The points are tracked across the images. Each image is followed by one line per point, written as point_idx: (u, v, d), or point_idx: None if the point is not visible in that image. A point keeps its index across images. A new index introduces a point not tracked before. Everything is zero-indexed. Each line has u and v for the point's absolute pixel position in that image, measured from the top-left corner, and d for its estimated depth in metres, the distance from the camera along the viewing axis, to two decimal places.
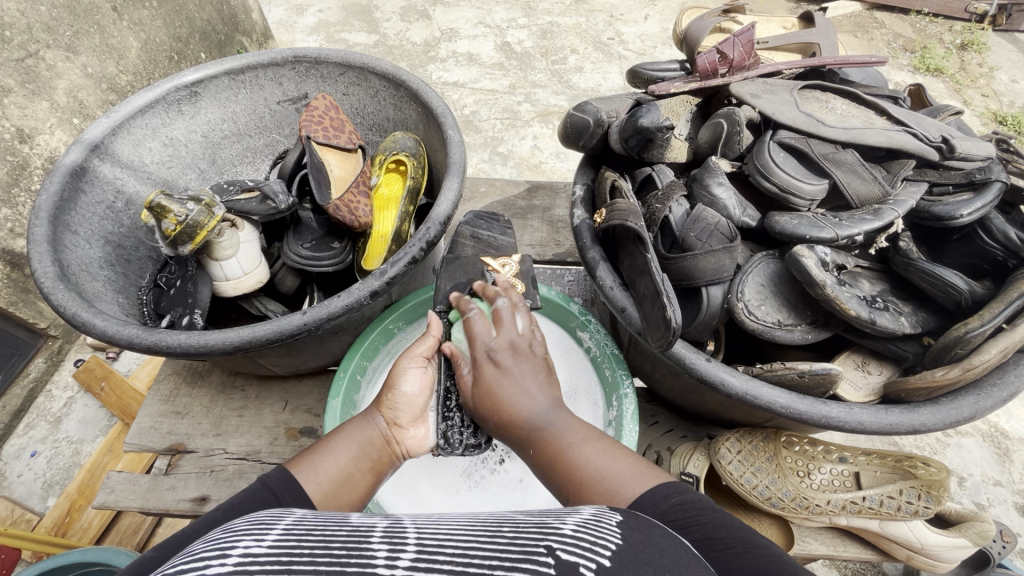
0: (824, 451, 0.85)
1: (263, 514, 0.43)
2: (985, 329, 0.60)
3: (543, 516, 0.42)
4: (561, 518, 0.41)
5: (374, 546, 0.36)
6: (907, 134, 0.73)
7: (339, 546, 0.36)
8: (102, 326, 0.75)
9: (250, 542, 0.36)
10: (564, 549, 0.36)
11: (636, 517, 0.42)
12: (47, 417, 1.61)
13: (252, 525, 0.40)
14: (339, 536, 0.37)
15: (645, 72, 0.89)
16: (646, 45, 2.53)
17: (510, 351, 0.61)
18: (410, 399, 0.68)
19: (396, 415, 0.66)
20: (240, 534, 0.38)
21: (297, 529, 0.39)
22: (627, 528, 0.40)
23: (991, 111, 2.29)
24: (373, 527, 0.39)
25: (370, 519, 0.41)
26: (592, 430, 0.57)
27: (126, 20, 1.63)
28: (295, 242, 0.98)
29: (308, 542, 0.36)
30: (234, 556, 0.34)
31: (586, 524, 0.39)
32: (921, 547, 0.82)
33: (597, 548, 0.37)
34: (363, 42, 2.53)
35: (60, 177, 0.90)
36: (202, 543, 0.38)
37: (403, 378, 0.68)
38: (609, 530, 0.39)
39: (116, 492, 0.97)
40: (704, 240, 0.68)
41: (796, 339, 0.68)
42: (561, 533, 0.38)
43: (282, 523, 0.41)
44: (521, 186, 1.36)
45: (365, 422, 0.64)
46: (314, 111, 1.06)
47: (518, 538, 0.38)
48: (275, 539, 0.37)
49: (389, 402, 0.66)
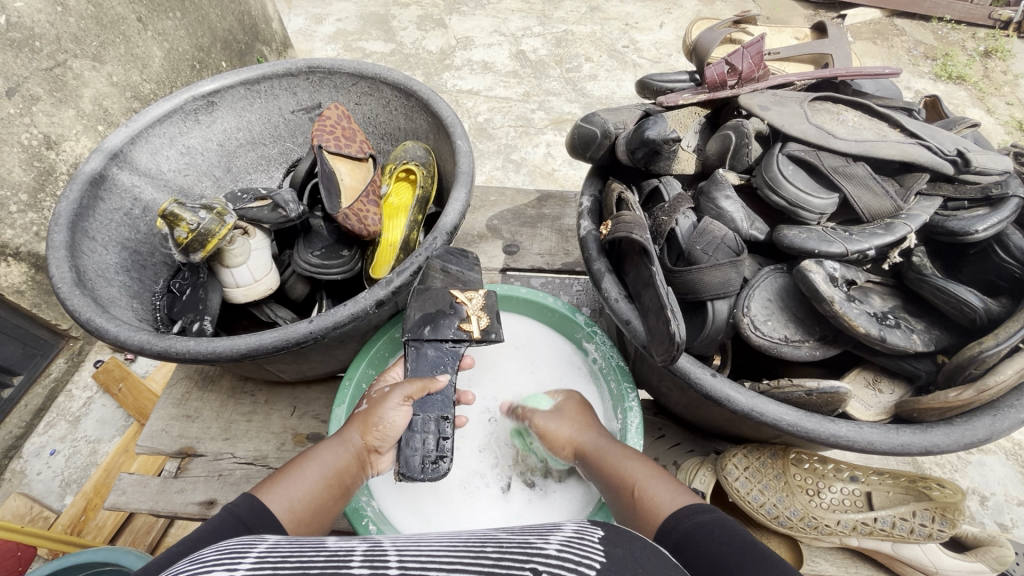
0: (835, 469, 0.83)
1: (234, 542, 0.43)
2: (1000, 349, 0.59)
3: (525, 535, 0.45)
4: (544, 538, 0.43)
5: (355, 570, 0.37)
6: (920, 147, 0.71)
7: (319, 572, 0.36)
8: (115, 332, 0.77)
9: (224, 569, 0.36)
10: (548, 572, 0.38)
11: (615, 533, 0.44)
12: (66, 417, 1.64)
13: (225, 552, 0.40)
14: (317, 562, 0.37)
15: (653, 83, 0.89)
16: (661, 53, 2.52)
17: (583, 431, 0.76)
18: (390, 431, 0.72)
19: (379, 444, 0.72)
20: (213, 563, 0.37)
21: (274, 555, 0.39)
22: (609, 544, 0.42)
23: (1017, 120, 2.24)
24: (352, 552, 0.40)
25: (348, 544, 0.41)
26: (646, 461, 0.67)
27: (150, 30, 1.67)
28: (306, 249, 0.99)
29: (286, 570, 0.36)
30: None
31: (568, 544, 0.41)
32: (936, 571, 0.80)
33: (580, 567, 0.38)
34: (380, 51, 2.57)
35: (80, 184, 0.92)
36: (176, 571, 0.38)
37: (388, 411, 0.72)
38: (591, 548, 0.41)
39: (127, 493, 0.99)
40: (710, 253, 0.67)
41: (804, 355, 0.67)
42: (545, 554, 0.40)
43: (255, 550, 0.41)
44: (532, 194, 1.36)
45: (346, 445, 0.70)
46: (326, 121, 1.08)
47: (502, 559, 0.39)
48: (250, 567, 0.37)
49: (375, 430, 0.71)
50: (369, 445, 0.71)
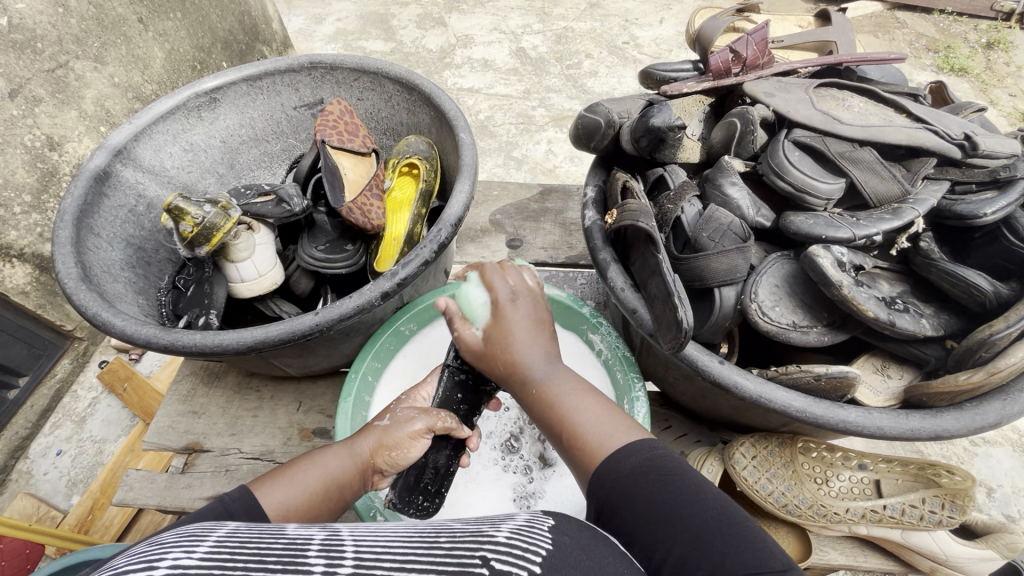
0: (843, 458, 0.83)
1: (192, 525, 0.40)
2: (1010, 332, 0.58)
3: (479, 524, 0.44)
4: (496, 525, 0.42)
5: (311, 560, 0.35)
6: (927, 131, 0.71)
7: (275, 559, 0.35)
8: (121, 326, 0.77)
9: (180, 553, 0.34)
10: (497, 559, 0.38)
11: (565, 520, 0.44)
12: (72, 417, 1.65)
13: (181, 537, 0.37)
14: (274, 549, 0.36)
15: (657, 72, 0.89)
16: (661, 48, 2.52)
17: (528, 306, 0.64)
18: (400, 458, 0.70)
19: (383, 466, 0.70)
20: (167, 547, 0.35)
21: (230, 541, 0.37)
22: (558, 533, 0.42)
23: (1020, 111, 2.23)
24: (311, 539, 0.38)
25: (307, 530, 0.40)
26: (581, 383, 0.59)
27: (151, 31, 1.67)
28: (310, 244, 0.99)
29: (243, 555, 0.35)
30: (162, 568, 0.32)
31: (519, 531, 0.41)
32: (946, 558, 0.79)
33: (528, 554, 0.38)
34: (380, 50, 2.57)
35: (85, 181, 0.93)
36: (126, 556, 0.34)
37: (405, 436, 0.70)
38: (541, 536, 0.41)
39: (134, 489, 0.99)
40: (717, 240, 0.67)
41: (812, 341, 0.67)
42: (495, 541, 0.40)
43: (214, 535, 0.38)
44: (534, 189, 1.36)
45: (352, 457, 0.67)
46: (329, 116, 1.08)
47: (455, 548, 0.39)
48: (208, 551, 0.35)
49: (390, 452, 0.69)
50: (376, 458, 0.69)
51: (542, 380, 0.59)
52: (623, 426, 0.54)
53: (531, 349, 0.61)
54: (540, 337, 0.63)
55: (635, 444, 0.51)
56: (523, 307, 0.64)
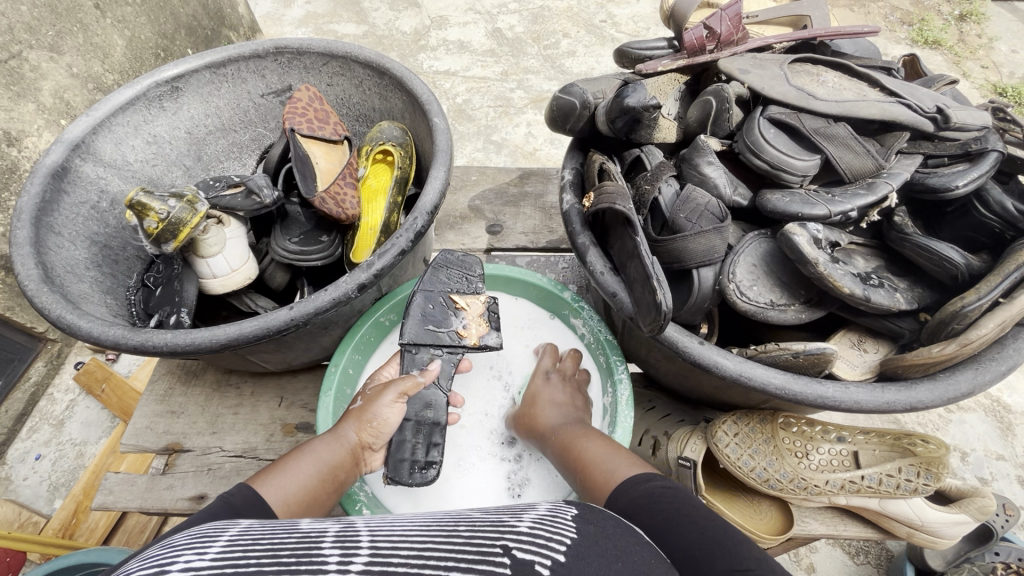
0: (822, 432, 0.84)
1: (205, 528, 0.44)
2: (981, 304, 0.59)
3: (499, 515, 0.47)
4: (518, 517, 0.45)
5: (325, 552, 0.38)
6: (901, 105, 0.71)
7: (288, 555, 0.37)
8: (89, 328, 0.74)
9: (191, 556, 0.36)
10: (518, 547, 0.40)
11: (589, 511, 0.47)
12: (49, 421, 1.61)
13: (195, 539, 0.40)
14: (288, 544, 0.39)
15: (631, 51, 0.87)
16: (639, 26, 2.48)
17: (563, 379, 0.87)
18: (384, 427, 0.74)
19: (371, 441, 0.73)
20: (180, 548, 0.38)
21: (242, 539, 0.40)
22: (581, 521, 0.45)
23: (991, 83, 2.26)
24: (323, 533, 0.41)
25: (320, 528, 0.43)
26: (606, 440, 0.72)
27: (109, 17, 1.60)
28: (283, 236, 0.96)
29: (255, 552, 0.38)
30: (176, 570, 0.34)
31: (541, 521, 0.44)
32: (922, 524, 0.82)
33: (551, 543, 0.41)
34: (352, 33, 2.49)
35: (42, 178, 0.89)
36: (143, 557, 0.38)
37: (381, 409, 0.73)
38: (563, 525, 0.44)
39: (114, 492, 0.97)
40: (694, 221, 0.67)
41: (789, 319, 0.67)
42: (516, 532, 0.42)
43: (225, 534, 0.42)
44: (513, 172, 1.34)
45: (339, 439, 0.71)
46: (298, 103, 1.04)
47: (473, 538, 0.41)
48: (218, 552, 0.38)
49: (370, 426, 0.72)
50: (361, 441, 0.72)
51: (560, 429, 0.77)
52: (632, 464, 0.65)
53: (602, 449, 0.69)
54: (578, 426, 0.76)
55: (635, 479, 0.60)
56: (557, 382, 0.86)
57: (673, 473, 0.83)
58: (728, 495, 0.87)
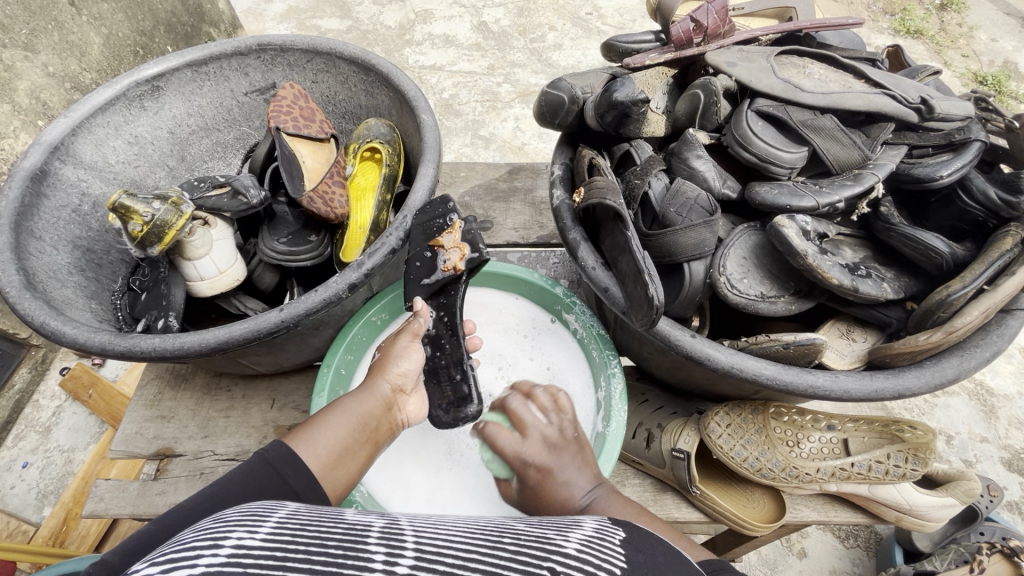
0: (812, 420, 0.85)
1: (258, 505, 0.44)
2: (967, 291, 0.60)
3: (546, 529, 0.44)
4: (565, 535, 0.42)
5: (372, 548, 0.36)
6: (886, 96, 0.71)
7: (336, 545, 0.36)
8: (73, 335, 0.73)
9: (243, 534, 0.36)
10: (567, 572, 0.37)
11: (637, 537, 0.44)
12: (36, 428, 1.58)
13: (246, 516, 0.40)
14: (335, 534, 0.37)
15: (618, 45, 0.87)
16: (625, 18, 2.47)
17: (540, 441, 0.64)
18: (408, 372, 0.73)
19: (401, 383, 0.72)
20: (232, 525, 0.38)
21: (292, 523, 0.39)
22: (630, 549, 0.42)
23: (972, 71, 2.29)
24: (370, 527, 0.39)
25: (366, 519, 0.41)
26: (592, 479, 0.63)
27: (85, 15, 1.56)
28: (271, 237, 0.95)
29: (303, 538, 0.37)
30: (227, 548, 0.34)
31: (590, 544, 0.41)
32: (910, 508, 0.83)
33: (600, 571, 0.38)
34: (336, 28, 2.46)
35: (21, 181, 0.86)
36: (195, 531, 0.39)
37: (401, 353, 0.74)
38: (612, 552, 0.41)
39: (104, 499, 0.96)
40: (684, 215, 0.67)
41: (779, 311, 0.68)
42: (565, 553, 0.39)
43: (275, 515, 0.41)
44: (502, 168, 1.34)
45: (369, 393, 0.68)
46: (282, 101, 1.03)
47: (521, 552, 0.38)
48: (269, 533, 0.37)
49: (394, 374, 0.71)
50: (394, 390, 0.71)
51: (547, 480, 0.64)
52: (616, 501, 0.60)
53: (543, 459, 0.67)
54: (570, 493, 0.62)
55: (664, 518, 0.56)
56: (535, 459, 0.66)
57: (666, 465, 0.84)
58: (722, 484, 0.88)
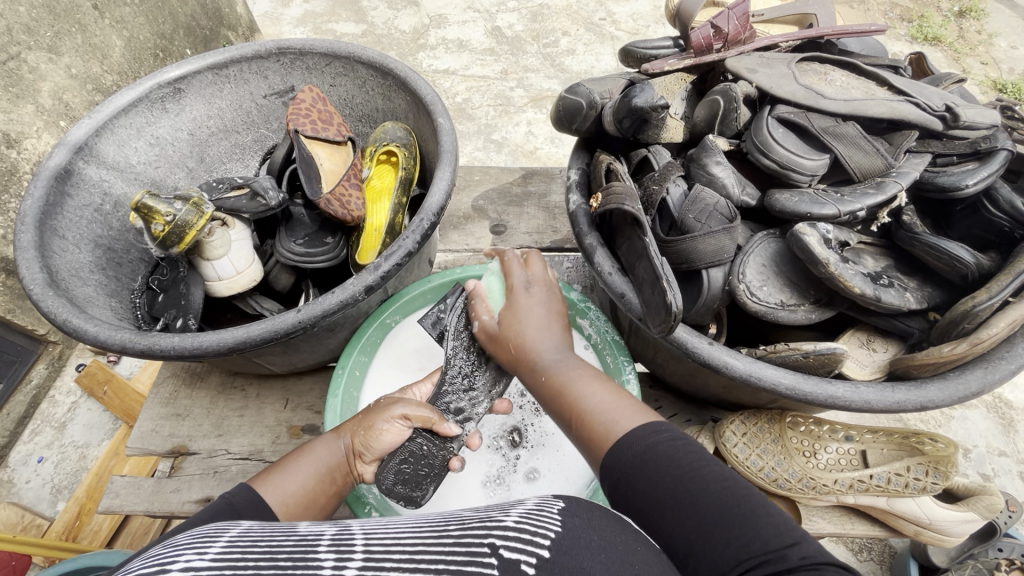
0: (830, 430, 0.84)
1: (205, 527, 0.44)
2: (992, 303, 0.59)
3: (491, 510, 0.45)
4: (506, 510, 0.43)
5: (321, 555, 0.37)
6: (909, 104, 0.71)
7: (285, 557, 0.37)
8: (95, 332, 0.74)
9: (191, 557, 0.36)
10: (506, 545, 0.38)
11: (578, 504, 0.44)
12: (51, 423, 1.60)
13: (194, 539, 0.40)
14: (284, 547, 0.38)
15: (637, 50, 0.87)
16: (639, 24, 2.47)
17: (542, 288, 0.70)
18: (379, 442, 0.69)
19: (364, 450, 0.69)
20: (180, 549, 0.38)
21: (240, 540, 0.40)
22: (569, 516, 0.42)
23: (991, 79, 2.26)
24: (320, 536, 0.40)
25: (318, 528, 0.42)
26: (593, 370, 0.61)
27: (108, 18, 1.59)
28: (288, 238, 0.96)
29: (253, 555, 0.37)
30: (175, 571, 0.34)
31: (528, 514, 0.41)
32: (930, 522, 0.82)
33: (538, 538, 0.39)
34: (351, 32, 2.49)
35: (45, 181, 0.88)
36: (142, 559, 0.38)
37: (381, 422, 0.69)
38: (551, 519, 0.41)
39: (120, 496, 0.97)
40: (703, 221, 0.67)
41: (800, 319, 0.67)
42: (505, 525, 0.40)
43: (224, 535, 0.41)
44: (516, 172, 1.34)
45: (331, 446, 0.68)
46: (301, 104, 1.04)
47: (464, 535, 0.40)
48: (218, 552, 0.37)
49: (362, 439, 0.69)
50: (357, 452, 0.69)
51: (551, 365, 0.62)
52: (627, 406, 0.54)
53: (542, 340, 0.65)
54: (553, 328, 0.66)
55: (642, 429, 0.51)
56: (539, 296, 0.69)
57: None
58: None
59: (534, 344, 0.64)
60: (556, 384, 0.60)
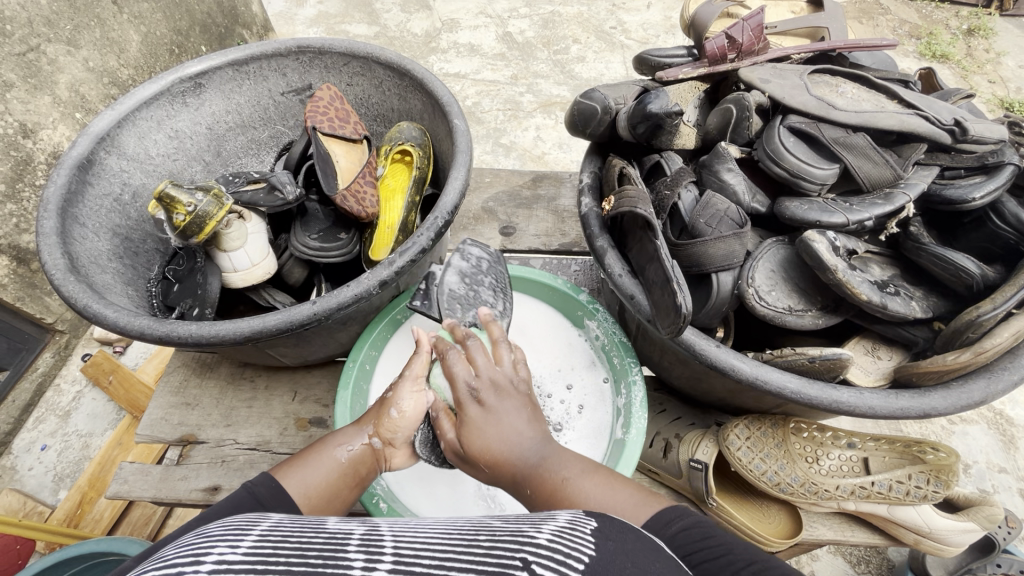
0: (833, 437, 0.85)
1: (239, 519, 0.45)
2: (997, 313, 0.60)
3: (520, 523, 0.45)
4: (538, 527, 0.43)
5: (351, 555, 0.38)
6: (919, 117, 0.72)
7: (316, 555, 0.38)
8: (114, 318, 0.75)
9: (224, 549, 0.38)
10: (539, 562, 0.38)
11: (609, 525, 0.44)
12: (56, 412, 1.62)
13: (229, 530, 0.42)
14: (315, 544, 0.39)
15: (651, 58, 0.88)
16: (649, 34, 2.50)
17: (492, 388, 0.59)
18: (401, 425, 0.68)
19: (392, 438, 0.68)
20: (214, 540, 0.39)
21: (273, 535, 0.41)
22: (601, 538, 0.42)
23: (998, 98, 2.28)
24: (350, 535, 0.41)
25: (347, 527, 0.43)
26: (583, 462, 0.59)
27: (126, 13, 1.61)
28: (303, 232, 0.98)
29: (284, 551, 0.38)
30: (208, 564, 0.36)
31: (561, 535, 0.42)
32: (929, 531, 0.82)
33: (570, 560, 0.38)
34: (363, 34, 2.51)
35: (67, 170, 0.90)
36: (176, 548, 0.39)
37: (398, 400, 0.68)
38: (583, 540, 0.41)
39: (128, 482, 0.98)
40: (714, 226, 0.68)
41: (807, 324, 0.68)
42: (537, 544, 0.40)
43: (256, 528, 0.42)
44: (526, 175, 1.35)
45: (354, 436, 0.68)
46: (319, 102, 1.05)
47: (494, 548, 0.40)
48: (250, 546, 0.39)
49: (386, 427, 0.67)
50: (380, 441, 0.68)
51: (534, 470, 0.57)
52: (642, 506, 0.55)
53: (514, 435, 0.58)
54: (529, 421, 0.59)
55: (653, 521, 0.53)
56: (496, 406, 0.58)
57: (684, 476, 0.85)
58: (737, 498, 0.88)
59: (511, 454, 0.57)
60: (556, 488, 0.56)
